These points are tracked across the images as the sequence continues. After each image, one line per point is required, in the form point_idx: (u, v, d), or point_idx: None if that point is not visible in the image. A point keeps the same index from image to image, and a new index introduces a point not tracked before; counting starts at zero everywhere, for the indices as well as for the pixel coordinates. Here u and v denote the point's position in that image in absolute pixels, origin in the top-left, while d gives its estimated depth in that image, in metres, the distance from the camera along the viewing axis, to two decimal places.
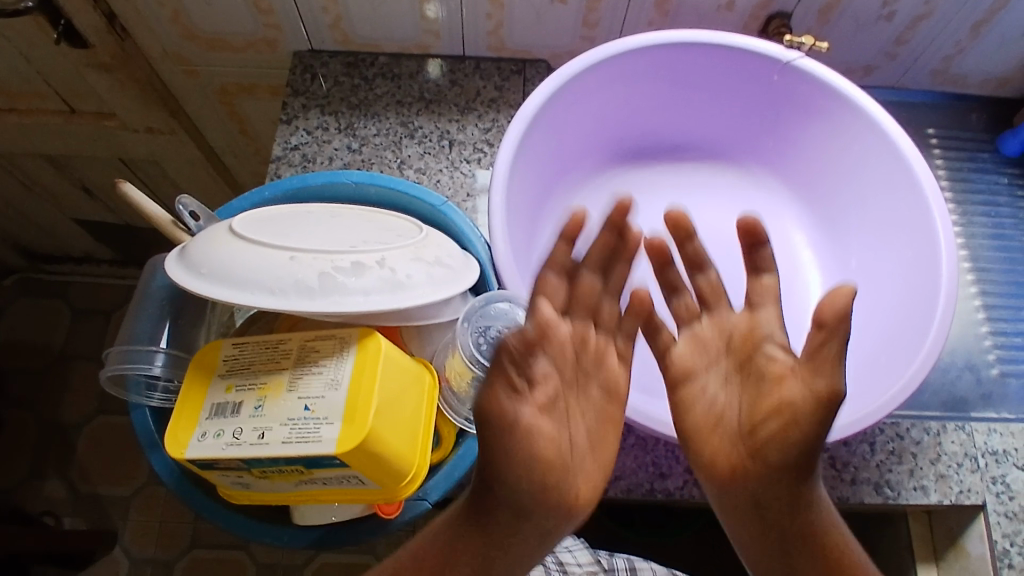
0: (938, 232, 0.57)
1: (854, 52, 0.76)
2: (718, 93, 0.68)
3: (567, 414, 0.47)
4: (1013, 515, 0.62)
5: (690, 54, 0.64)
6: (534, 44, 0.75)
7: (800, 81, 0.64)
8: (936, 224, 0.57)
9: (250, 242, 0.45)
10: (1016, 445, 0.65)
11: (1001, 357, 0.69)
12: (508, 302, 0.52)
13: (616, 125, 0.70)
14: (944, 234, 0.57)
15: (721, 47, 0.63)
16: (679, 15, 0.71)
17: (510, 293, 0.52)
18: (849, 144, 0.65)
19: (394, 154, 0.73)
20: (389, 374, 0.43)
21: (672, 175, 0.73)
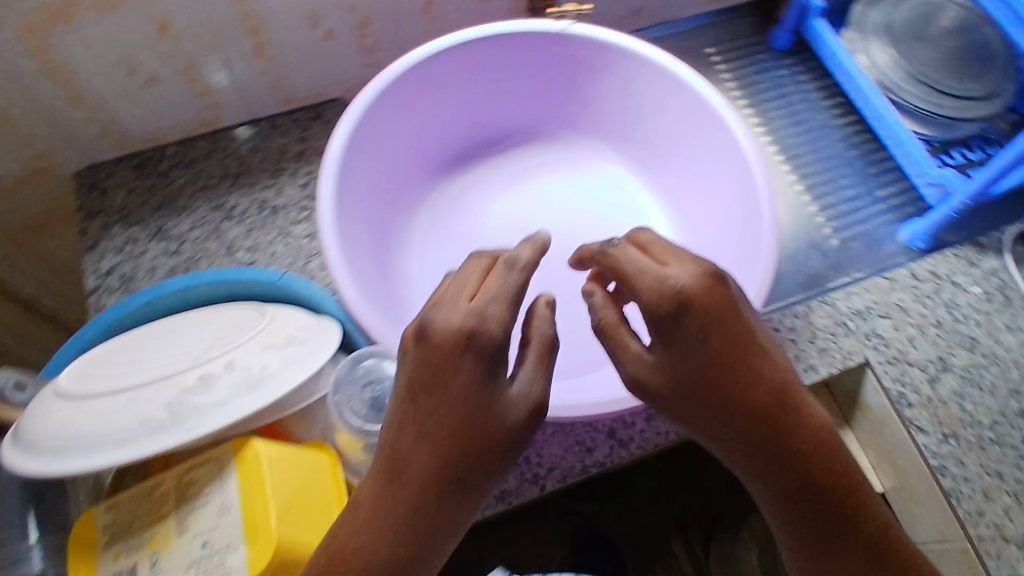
0: (743, 143, 0.60)
1: (618, 1, 0.80)
2: (510, 78, 0.68)
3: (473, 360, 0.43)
4: (894, 360, 0.67)
5: (467, 53, 0.64)
6: (320, 86, 0.73)
7: (576, 45, 0.65)
8: (739, 137, 0.61)
9: (85, 397, 0.43)
10: (874, 298, 0.70)
11: (835, 227, 0.76)
12: (375, 359, 0.50)
13: (428, 137, 0.69)
14: (747, 143, 0.60)
15: (493, 36, 0.63)
16: (447, 16, 0.72)
17: (375, 350, 0.51)
18: (642, 86, 0.67)
19: (218, 241, 0.69)
20: (280, 475, 0.41)
21: (502, 169, 0.73)
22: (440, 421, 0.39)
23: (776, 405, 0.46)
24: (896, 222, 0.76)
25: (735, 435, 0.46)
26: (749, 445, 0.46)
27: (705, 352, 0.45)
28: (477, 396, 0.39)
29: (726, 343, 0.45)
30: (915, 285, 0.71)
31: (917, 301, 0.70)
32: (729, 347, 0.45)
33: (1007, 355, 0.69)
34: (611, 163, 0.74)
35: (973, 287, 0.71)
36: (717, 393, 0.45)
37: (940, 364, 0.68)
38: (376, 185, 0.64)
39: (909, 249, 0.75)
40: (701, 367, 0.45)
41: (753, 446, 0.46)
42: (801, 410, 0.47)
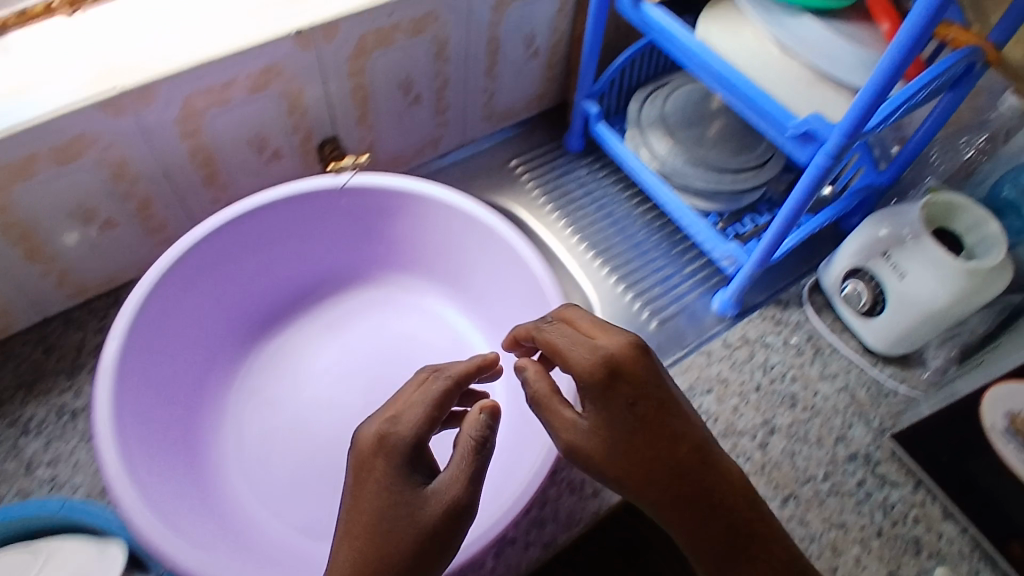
0: (526, 260, 0.64)
1: (412, 136, 0.83)
2: (304, 235, 0.69)
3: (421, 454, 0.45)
4: (725, 433, 0.70)
5: (250, 222, 0.65)
6: (114, 270, 0.72)
7: (360, 195, 0.68)
8: (522, 255, 0.64)
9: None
10: (695, 376, 0.74)
11: (653, 309, 0.80)
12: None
13: (228, 308, 0.69)
14: (529, 259, 0.63)
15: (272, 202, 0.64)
16: (236, 182, 0.72)
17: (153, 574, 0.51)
18: (433, 221, 0.69)
19: (14, 462, 0.64)
20: None
21: (317, 321, 0.73)
22: (361, 521, 0.42)
23: (704, 473, 0.47)
24: (707, 295, 0.82)
25: (670, 510, 0.46)
26: (672, 514, 0.46)
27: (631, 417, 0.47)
28: (392, 491, 0.42)
29: (646, 405, 0.47)
30: (729, 353, 0.75)
31: (735, 370, 0.74)
32: (649, 412, 0.47)
33: (825, 403, 0.73)
34: (427, 298, 0.74)
35: (783, 344, 0.76)
36: (643, 457, 0.46)
37: (767, 428, 0.71)
38: (170, 368, 0.62)
39: (723, 317, 0.80)
40: (630, 432, 0.46)
41: (688, 517, 0.46)
42: (719, 466, 0.47)
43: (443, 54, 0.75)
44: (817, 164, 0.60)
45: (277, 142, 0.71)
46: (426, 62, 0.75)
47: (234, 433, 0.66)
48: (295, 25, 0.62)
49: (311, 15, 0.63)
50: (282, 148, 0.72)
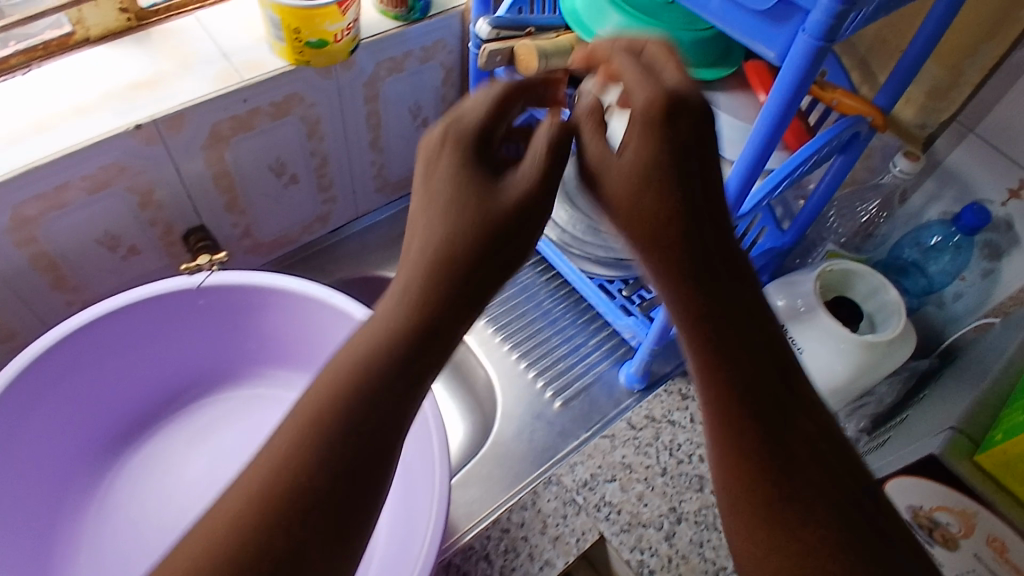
0: None
1: (295, 215, 0.80)
2: (164, 339, 0.65)
3: (452, 181, 0.36)
4: (628, 526, 0.65)
5: (96, 333, 0.60)
6: None
7: (220, 293, 0.64)
8: None
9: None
10: (597, 463, 0.69)
11: (556, 389, 0.77)
12: None
13: (91, 416, 0.64)
14: None
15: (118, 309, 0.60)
16: (90, 283, 0.68)
17: None
18: (301, 315, 0.66)
19: None
20: None
21: (188, 428, 0.68)
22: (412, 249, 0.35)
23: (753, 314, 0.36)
24: (615, 365, 0.79)
25: (674, 279, 0.36)
26: (686, 289, 0.36)
27: (636, 156, 0.36)
28: (473, 186, 0.35)
29: (670, 118, 0.36)
30: (633, 435, 0.71)
31: (639, 454, 0.70)
32: (698, 168, 0.36)
33: None
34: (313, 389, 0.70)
35: (690, 421, 0.72)
36: (652, 211, 0.36)
37: (673, 516, 0.66)
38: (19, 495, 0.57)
39: (632, 389, 0.77)
40: (674, 190, 0.36)
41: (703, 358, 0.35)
42: (748, 277, 0.37)
43: (316, 134, 0.72)
44: None
45: (132, 239, 0.67)
46: (298, 143, 0.72)
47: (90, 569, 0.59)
48: (133, 121, 0.58)
49: (152, 109, 0.59)
50: (138, 244, 0.68)
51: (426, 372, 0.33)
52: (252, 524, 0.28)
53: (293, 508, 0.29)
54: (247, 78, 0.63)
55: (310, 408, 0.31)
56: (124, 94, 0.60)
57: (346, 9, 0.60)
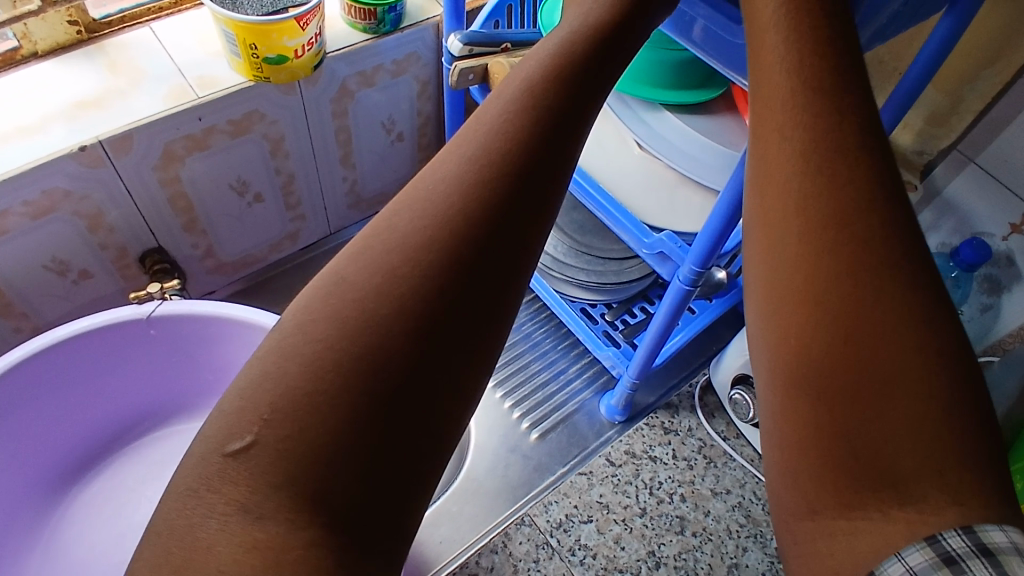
0: None
1: (263, 234, 0.76)
2: (114, 369, 0.62)
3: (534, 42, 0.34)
4: (603, 572, 0.62)
5: (40, 368, 0.57)
6: None
7: (174, 324, 0.61)
8: None
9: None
10: (573, 504, 0.66)
11: (533, 420, 0.73)
12: None
13: (37, 455, 0.60)
14: None
15: (62, 343, 0.57)
16: (38, 309, 0.65)
17: None
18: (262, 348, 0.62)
19: None
20: None
21: (142, 462, 0.65)
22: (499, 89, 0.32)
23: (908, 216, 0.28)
24: (597, 395, 0.75)
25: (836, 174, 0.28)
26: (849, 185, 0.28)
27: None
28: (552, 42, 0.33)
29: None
30: (612, 472, 0.68)
31: (618, 493, 0.67)
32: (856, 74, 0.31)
33: (717, 526, 0.65)
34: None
35: (672, 457, 0.69)
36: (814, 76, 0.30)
37: (651, 561, 0.63)
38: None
39: (613, 421, 0.73)
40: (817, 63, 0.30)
41: (820, 284, 0.27)
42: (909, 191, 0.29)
43: (281, 150, 0.69)
44: (676, 286, 0.54)
45: (82, 263, 0.64)
46: (262, 161, 0.68)
47: None
48: (78, 142, 0.55)
49: (99, 129, 0.56)
50: (90, 268, 0.65)
51: (536, 215, 0.28)
52: (320, 395, 0.23)
53: (384, 369, 0.24)
54: (202, 95, 0.59)
55: (391, 248, 0.26)
56: (69, 113, 0.56)
57: (306, 24, 0.56)
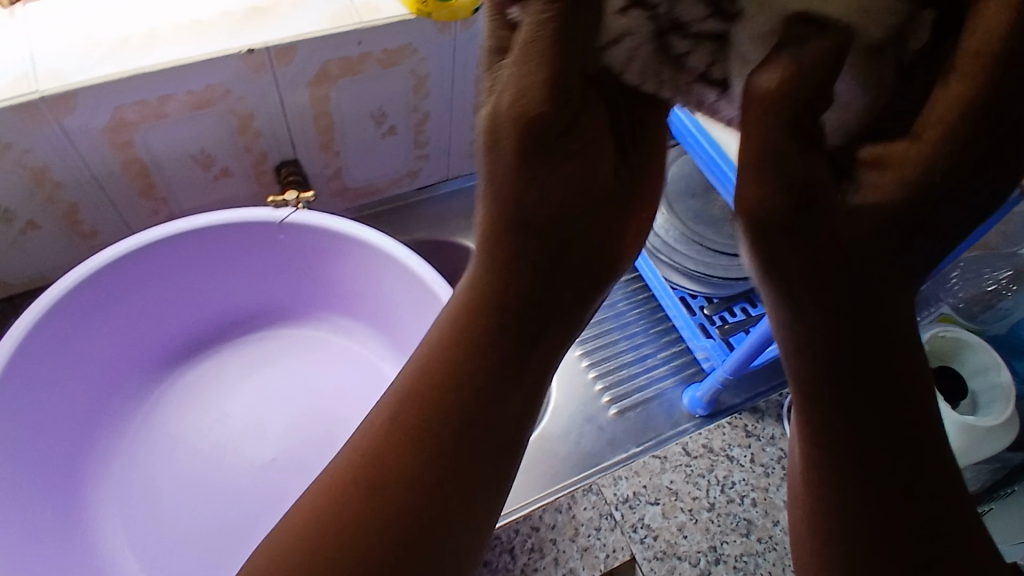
0: None
1: (389, 167, 0.79)
2: (234, 265, 0.65)
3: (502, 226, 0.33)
4: (662, 555, 0.62)
5: (170, 250, 0.61)
6: (38, 268, 0.70)
7: (299, 232, 0.64)
8: None
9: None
10: (642, 483, 0.66)
11: (615, 396, 0.73)
12: None
13: (143, 335, 0.65)
14: None
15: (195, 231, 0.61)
16: (176, 195, 0.69)
17: None
18: (376, 270, 0.64)
19: None
20: None
21: (242, 356, 0.68)
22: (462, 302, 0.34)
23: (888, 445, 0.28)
24: (680, 386, 0.75)
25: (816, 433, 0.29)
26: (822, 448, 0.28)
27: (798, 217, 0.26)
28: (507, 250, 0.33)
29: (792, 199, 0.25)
30: (686, 462, 0.68)
31: (689, 483, 0.66)
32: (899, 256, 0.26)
33: (783, 537, 0.63)
34: (368, 341, 0.69)
35: (749, 461, 0.68)
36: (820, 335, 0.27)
37: (711, 556, 0.62)
38: (61, 410, 0.58)
39: (693, 414, 0.72)
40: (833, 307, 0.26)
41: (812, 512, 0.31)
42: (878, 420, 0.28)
43: (424, 88, 0.71)
44: None
45: (224, 160, 0.68)
46: (404, 95, 0.70)
47: (127, 468, 0.61)
48: (246, 46, 0.59)
49: (267, 37, 0.59)
50: (230, 166, 0.69)
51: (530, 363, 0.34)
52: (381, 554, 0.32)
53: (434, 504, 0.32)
54: (364, 20, 0.61)
55: (401, 466, 0.33)
56: (242, 17, 0.60)
57: None
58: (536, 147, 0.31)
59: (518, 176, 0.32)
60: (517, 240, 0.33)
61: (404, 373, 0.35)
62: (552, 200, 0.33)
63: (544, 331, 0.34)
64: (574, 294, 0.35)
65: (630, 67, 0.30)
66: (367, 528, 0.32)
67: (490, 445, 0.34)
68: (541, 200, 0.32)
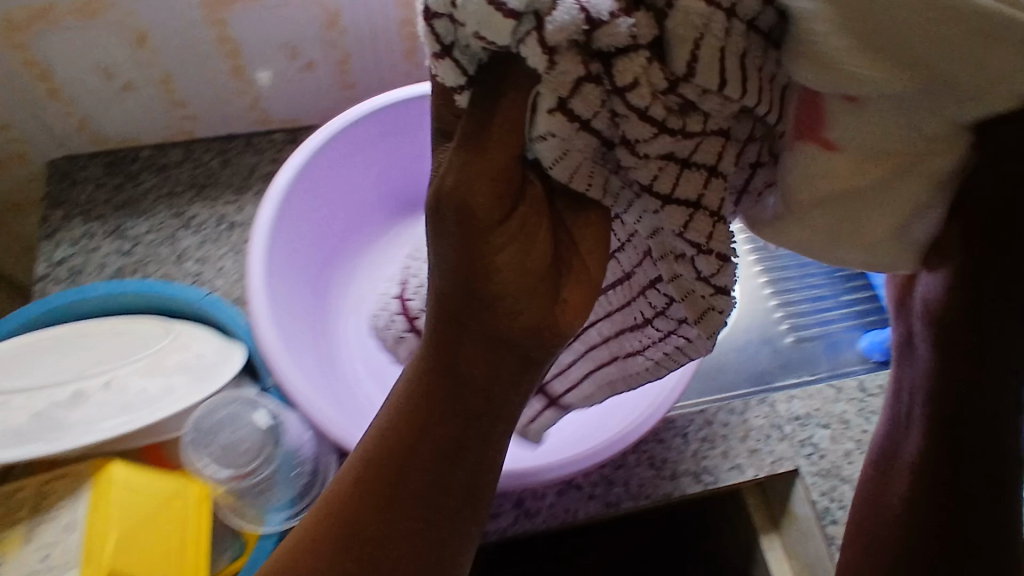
0: None
1: None
2: None
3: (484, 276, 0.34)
4: (826, 473, 0.65)
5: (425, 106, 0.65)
6: (299, 112, 0.73)
7: None
8: None
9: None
10: (816, 406, 0.68)
11: (794, 326, 0.74)
12: (233, 406, 0.46)
13: (364, 194, 0.69)
14: None
15: None
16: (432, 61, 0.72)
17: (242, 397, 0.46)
18: None
19: (170, 248, 0.69)
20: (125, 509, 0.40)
21: None
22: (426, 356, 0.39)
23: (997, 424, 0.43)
24: (859, 330, 0.74)
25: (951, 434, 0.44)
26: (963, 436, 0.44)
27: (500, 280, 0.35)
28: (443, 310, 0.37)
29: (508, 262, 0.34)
30: (860, 398, 0.69)
31: (860, 416, 0.68)
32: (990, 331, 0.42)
33: None
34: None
35: None
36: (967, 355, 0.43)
37: None
38: (318, 230, 0.64)
39: (867, 358, 0.72)
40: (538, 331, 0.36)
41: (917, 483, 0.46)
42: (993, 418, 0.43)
43: None
44: None
45: None
46: None
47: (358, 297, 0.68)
48: None
49: None
50: None
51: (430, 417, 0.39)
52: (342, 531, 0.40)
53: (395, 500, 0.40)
54: None
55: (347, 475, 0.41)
56: None
57: None
58: (476, 235, 0.33)
59: (476, 261, 0.34)
60: (505, 354, 0.37)
61: (384, 419, 0.41)
62: (521, 320, 0.36)
63: (509, 405, 0.39)
64: (493, 369, 0.38)
65: (561, 162, 0.32)
66: (365, 532, 0.40)
67: (434, 487, 0.40)
68: (503, 325, 0.36)
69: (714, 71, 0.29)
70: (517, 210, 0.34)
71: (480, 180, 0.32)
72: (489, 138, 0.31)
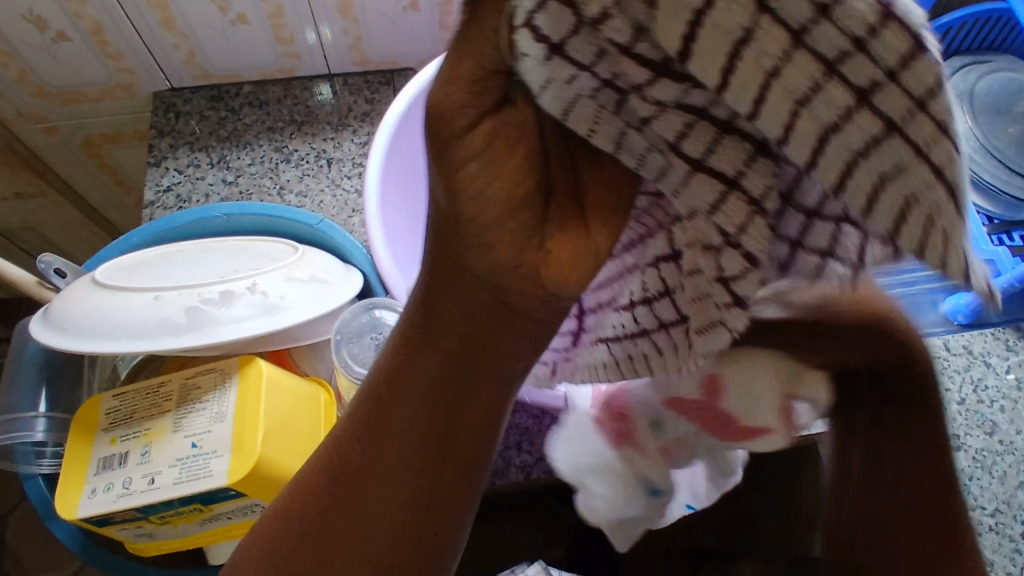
0: None
1: None
2: None
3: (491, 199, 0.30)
4: None
5: None
6: (397, 52, 0.75)
7: None
8: None
9: (40, 325, 0.43)
10: None
11: None
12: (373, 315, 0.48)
13: None
14: None
15: None
16: None
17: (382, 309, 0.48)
18: None
19: (272, 181, 0.71)
20: (273, 404, 0.42)
21: None
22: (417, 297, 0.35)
23: None
24: None
25: None
26: None
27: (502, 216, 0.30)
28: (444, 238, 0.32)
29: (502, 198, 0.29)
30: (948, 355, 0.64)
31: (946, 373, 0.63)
32: None
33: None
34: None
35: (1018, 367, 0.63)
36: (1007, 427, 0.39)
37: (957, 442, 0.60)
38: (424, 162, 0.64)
39: None
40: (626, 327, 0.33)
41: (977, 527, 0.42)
42: None
43: None
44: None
45: None
46: None
47: None
48: None
49: None
50: None
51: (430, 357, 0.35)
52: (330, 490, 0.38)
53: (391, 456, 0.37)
54: None
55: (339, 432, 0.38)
56: None
57: None
58: (440, 152, 0.29)
59: (445, 188, 0.30)
60: (481, 297, 0.33)
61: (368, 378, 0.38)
62: (493, 257, 0.31)
63: (494, 355, 0.35)
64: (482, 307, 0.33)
65: (547, 91, 0.25)
66: (345, 494, 0.37)
67: (427, 443, 0.36)
68: (478, 262, 0.31)
69: (749, 94, 0.22)
70: (484, 119, 0.28)
71: (455, 66, 0.27)
72: (459, 59, 0.26)
